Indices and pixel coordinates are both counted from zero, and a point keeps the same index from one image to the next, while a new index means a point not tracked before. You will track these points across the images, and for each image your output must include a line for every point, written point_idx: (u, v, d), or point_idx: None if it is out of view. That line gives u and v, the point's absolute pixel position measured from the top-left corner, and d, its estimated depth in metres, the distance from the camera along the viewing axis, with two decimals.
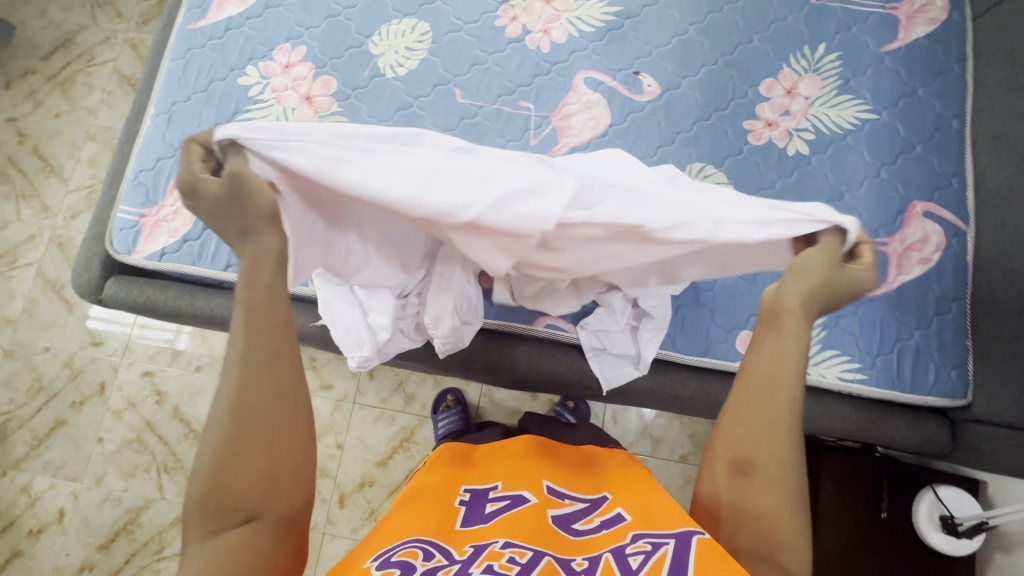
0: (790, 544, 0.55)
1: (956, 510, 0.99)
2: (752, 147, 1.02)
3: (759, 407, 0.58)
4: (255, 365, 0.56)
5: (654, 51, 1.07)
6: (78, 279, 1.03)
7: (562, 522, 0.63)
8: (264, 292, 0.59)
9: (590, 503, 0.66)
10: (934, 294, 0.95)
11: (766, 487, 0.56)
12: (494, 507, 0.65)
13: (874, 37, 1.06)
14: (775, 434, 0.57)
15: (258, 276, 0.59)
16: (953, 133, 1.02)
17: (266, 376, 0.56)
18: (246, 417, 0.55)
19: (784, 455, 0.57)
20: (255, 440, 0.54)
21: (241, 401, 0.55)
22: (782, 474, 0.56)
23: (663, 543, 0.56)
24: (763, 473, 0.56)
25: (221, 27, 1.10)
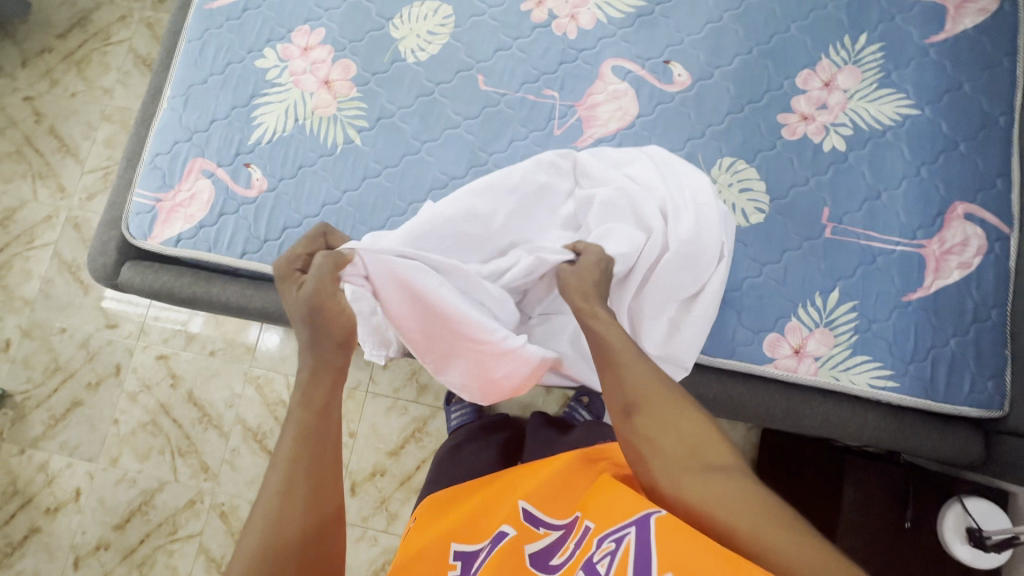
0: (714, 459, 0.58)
1: (984, 523, 0.95)
2: (785, 142, 0.97)
3: (613, 360, 0.65)
4: (306, 455, 0.57)
5: (686, 39, 1.02)
6: (94, 263, 1.02)
7: (538, 560, 0.62)
8: (324, 387, 0.61)
9: (565, 530, 0.65)
10: (973, 301, 0.91)
11: (656, 410, 0.61)
12: (483, 558, 0.65)
13: (920, 27, 1.01)
14: (638, 374, 0.63)
15: (328, 362, 0.63)
16: (999, 131, 0.97)
17: (316, 469, 0.57)
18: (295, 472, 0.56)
19: (657, 381, 0.63)
20: (292, 534, 0.54)
21: (287, 492, 0.55)
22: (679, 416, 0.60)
23: (625, 535, 0.55)
24: (647, 404, 0.61)
25: (239, 7, 1.07)
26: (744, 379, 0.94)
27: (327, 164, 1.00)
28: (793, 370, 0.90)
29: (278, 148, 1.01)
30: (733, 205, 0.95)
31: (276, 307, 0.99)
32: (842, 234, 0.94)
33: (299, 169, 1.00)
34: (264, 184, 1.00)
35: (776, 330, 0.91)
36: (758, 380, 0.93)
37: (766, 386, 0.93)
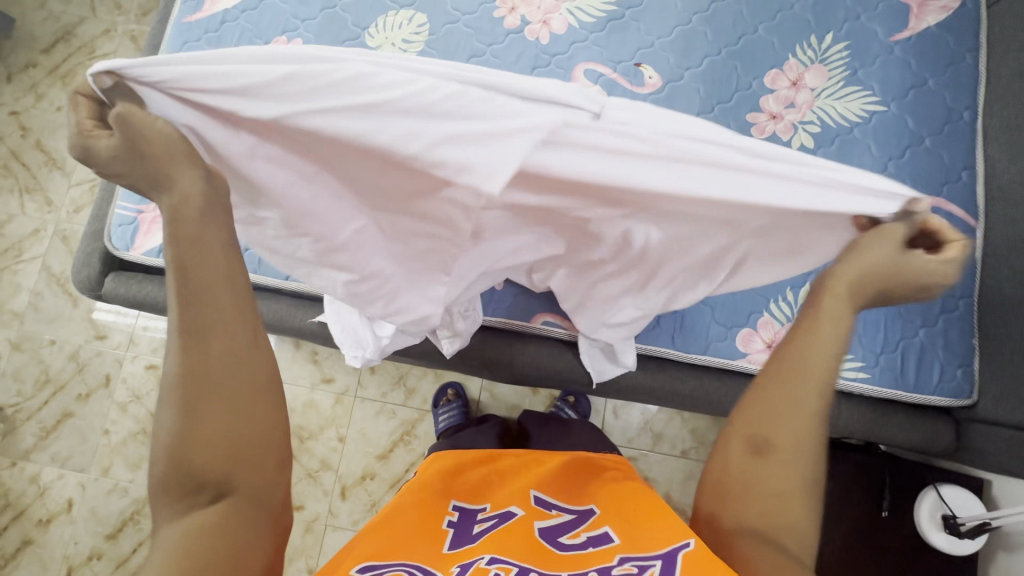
0: (799, 527, 0.52)
1: (959, 510, 0.98)
2: (755, 140, 0.99)
3: (786, 387, 0.54)
4: (209, 322, 0.49)
5: (656, 42, 1.04)
6: (78, 274, 1.04)
7: (548, 535, 0.64)
8: (199, 232, 0.49)
9: (577, 517, 0.68)
10: (940, 292, 0.93)
11: (781, 472, 0.52)
12: (482, 527, 0.66)
13: (884, 25, 1.03)
14: (798, 416, 0.53)
15: (186, 214, 0.49)
16: (964, 125, 0.99)
17: (220, 332, 0.50)
18: (194, 384, 0.48)
19: (805, 442, 0.53)
20: (215, 407, 0.49)
21: (194, 366, 0.49)
22: (796, 456, 0.52)
23: (650, 565, 0.56)
24: (780, 459, 0.52)
25: (217, 20, 1.08)
26: (720, 375, 0.95)
27: None
28: None
29: None
30: None
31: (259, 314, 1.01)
32: None
33: None
34: None
35: (749, 325, 0.93)
36: (733, 375, 0.95)
37: (741, 381, 0.95)
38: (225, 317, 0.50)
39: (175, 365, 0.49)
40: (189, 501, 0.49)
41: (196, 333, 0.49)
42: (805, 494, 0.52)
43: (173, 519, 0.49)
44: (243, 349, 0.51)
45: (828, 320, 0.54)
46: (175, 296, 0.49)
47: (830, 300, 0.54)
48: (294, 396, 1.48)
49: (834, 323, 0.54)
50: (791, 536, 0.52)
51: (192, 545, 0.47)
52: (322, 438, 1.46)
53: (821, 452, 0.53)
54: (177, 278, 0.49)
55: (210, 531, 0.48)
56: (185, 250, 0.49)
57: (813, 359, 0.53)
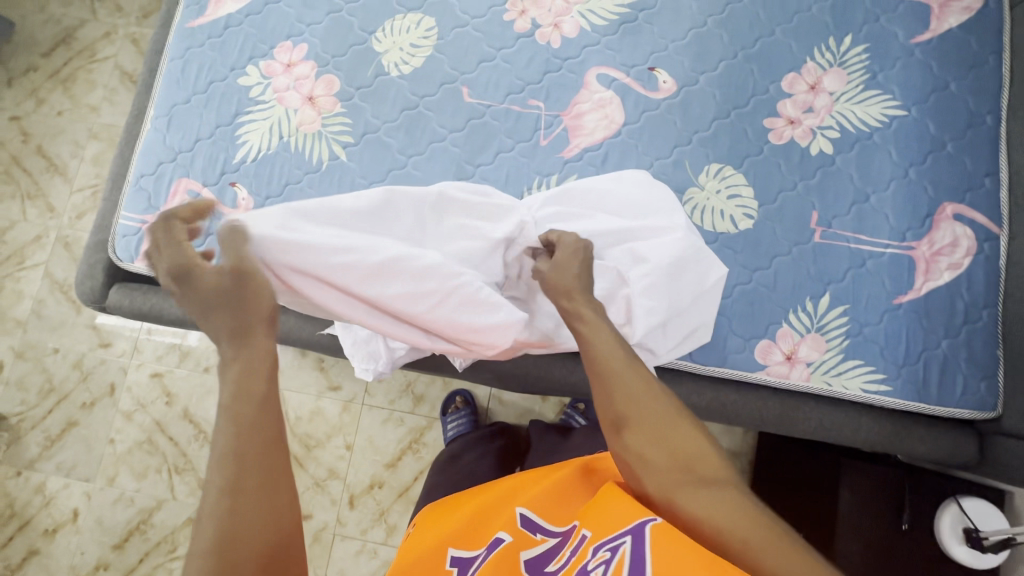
0: (698, 456, 0.57)
1: (981, 524, 0.96)
2: (772, 146, 0.97)
3: (600, 365, 0.62)
4: (248, 484, 0.50)
5: (670, 45, 1.02)
6: (81, 286, 1.02)
7: (535, 566, 0.61)
8: (258, 404, 0.53)
9: (561, 537, 0.64)
10: (963, 302, 0.90)
11: (645, 425, 0.58)
12: (477, 562, 0.64)
13: (904, 27, 1.00)
14: (622, 378, 0.61)
15: (253, 386, 0.54)
16: (986, 130, 0.97)
17: (259, 493, 0.50)
18: (228, 552, 0.47)
19: (645, 387, 0.60)
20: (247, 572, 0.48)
21: (231, 531, 0.48)
22: (651, 420, 0.59)
23: (621, 543, 0.54)
24: (636, 429, 0.58)
25: (220, 25, 1.06)
26: (737, 387, 0.93)
27: (313, 181, 0.99)
28: (785, 377, 0.90)
29: (263, 166, 1.00)
30: (722, 212, 0.95)
31: None
32: (831, 238, 0.94)
33: (286, 187, 1.00)
34: (250, 204, 0.99)
35: (768, 337, 0.91)
36: (751, 388, 0.93)
37: (759, 393, 0.92)
38: (272, 410, 0.54)
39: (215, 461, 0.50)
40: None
41: (247, 424, 0.52)
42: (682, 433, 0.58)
43: None
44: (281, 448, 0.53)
45: (584, 314, 0.68)
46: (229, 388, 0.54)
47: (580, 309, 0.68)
48: (300, 404, 1.46)
49: (597, 330, 0.65)
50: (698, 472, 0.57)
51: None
52: (330, 446, 1.44)
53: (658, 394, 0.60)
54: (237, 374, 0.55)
55: None
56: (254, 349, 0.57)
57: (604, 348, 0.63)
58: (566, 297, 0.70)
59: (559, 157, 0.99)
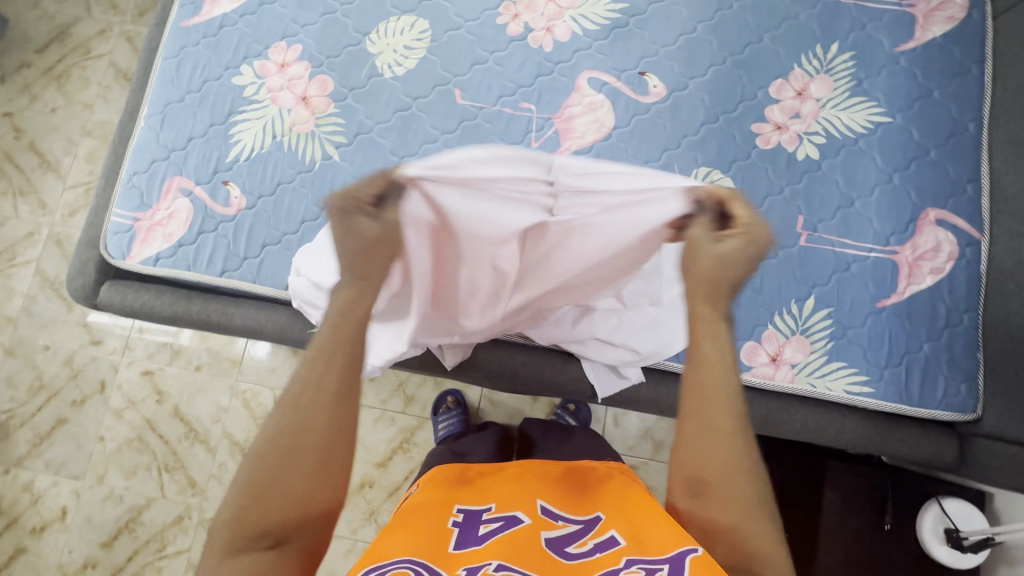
0: (762, 547, 0.55)
1: (962, 524, 0.98)
2: (760, 151, 0.99)
3: (694, 419, 0.59)
4: (325, 395, 0.55)
5: (660, 50, 1.03)
6: (73, 283, 1.02)
7: (554, 545, 0.63)
8: (354, 326, 0.58)
9: (584, 525, 0.66)
10: (945, 306, 0.92)
11: (719, 500, 0.57)
12: (488, 529, 0.65)
13: (890, 36, 1.02)
14: (715, 443, 0.57)
15: (355, 310, 0.59)
16: (969, 137, 0.99)
17: (333, 408, 0.56)
18: (294, 441, 0.54)
19: (733, 462, 0.57)
20: (306, 462, 0.54)
21: (302, 424, 0.54)
22: (733, 485, 0.56)
23: (657, 569, 0.55)
24: (715, 489, 0.57)
25: (215, 24, 1.07)
26: None
27: (306, 180, 1.00)
28: (770, 378, 0.91)
29: (256, 165, 1.01)
30: None
31: (257, 324, 0.99)
32: (816, 242, 0.95)
33: (278, 185, 1.00)
34: (243, 202, 1.00)
35: (753, 339, 0.92)
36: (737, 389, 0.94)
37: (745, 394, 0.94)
38: (351, 391, 0.57)
39: (284, 419, 0.54)
40: (248, 542, 0.52)
41: (334, 346, 0.57)
42: (753, 515, 0.56)
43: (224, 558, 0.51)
44: (349, 426, 0.56)
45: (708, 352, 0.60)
46: (313, 360, 0.56)
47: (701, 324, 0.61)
48: None
49: (714, 339, 0.60)
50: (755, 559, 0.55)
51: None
52: None
53: (753, 465, 0.57)
54: (320, 346, 0.57)
55: None
56: (347, 327, 0.58)
57: (711, 379, 0.59)
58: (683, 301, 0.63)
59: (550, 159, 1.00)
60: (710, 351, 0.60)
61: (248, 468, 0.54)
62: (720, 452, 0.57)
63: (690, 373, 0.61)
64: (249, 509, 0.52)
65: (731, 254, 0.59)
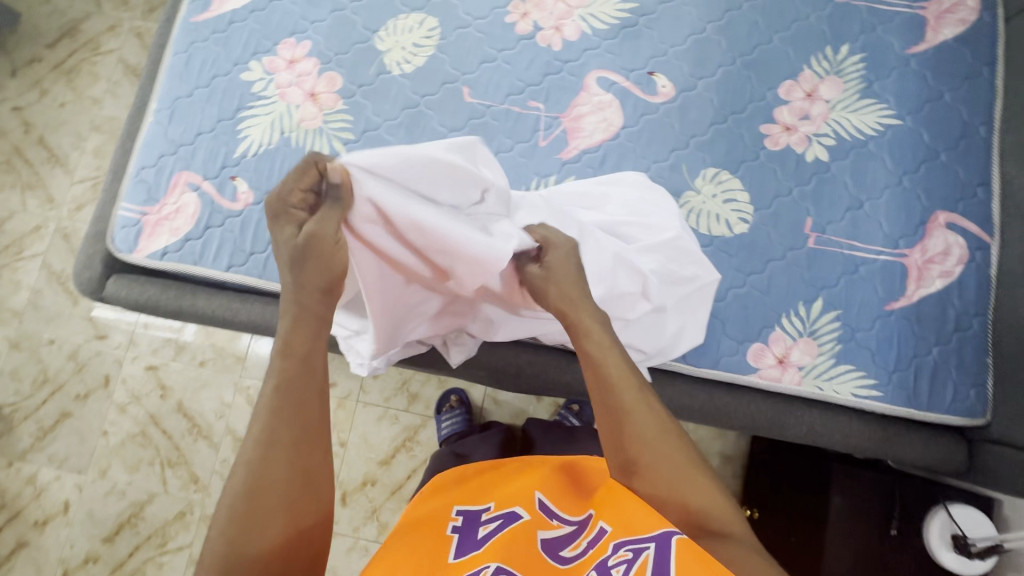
0: (701, 499, 0.59)
1: (970, 531, 0.97)
2: (769, 152, 0.98)
3: (606, 409, 0.64)
4: (282, 446, 0.56)
5: (669, 50, 1.03)
6: (79, 276, 1.02)
7: (550, 549, 0.63)
8: (300, 363, 0.60)
9: (579, 525, 0.65)
10: (954, 309, 0.91)
11: (652, 473, 0.60)
12: (487, 530, 0.65)
13: (900, 38, 1.02)
14: (628, 425, 0.62)
15: (304, 325, 0.62)
16: (980, 140, 0.98)
17: (293, 455, 0.56)
18: (257, 496, 0.54)
19: (653, 436, 0.61)
20: (273, 514, 0.54)
21: (260, 479, 0.54)
22: (656, 451, 0.61)
23: (644, 548, 0.54)
24: (643, 461, 0.61)
25: (225, 20, 1.07)
26: (730, 389, 0.94)
27: None
28: (777, 380, 0.90)
29: (264, 160, 1.01)
30: (718, 215, 0.96)
31: (262, 319, 0.99)
32: (825, 244, 0.95)
33: (286, 181, 1.00)
34: (250, 197, 1.00)
35: (760, 340, 0.91)
36: (744, 390, 0.94)
37: (752, 396, 0.93)
38: (307, 430, 0.58)
39: (241, 479, 0.54)
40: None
41: (287, 392, 0.58)
42: (684, 472, 0.60)
43: None
44: (314, 468, 0.57)
45: (593, 344, 0.66)
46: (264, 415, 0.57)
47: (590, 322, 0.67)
48: None
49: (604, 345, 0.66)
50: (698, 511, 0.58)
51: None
52: None
53: (669, 425, 0.62)
54: (269, 399, 0.58)
55: None
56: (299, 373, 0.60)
57: (601, 368, 0.65)
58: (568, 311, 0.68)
59: (558, 158, 0.99)
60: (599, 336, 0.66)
61: (213, 541, 0.53)
62: (637, 425, 0.62)
63: (589, 365, 0.66)
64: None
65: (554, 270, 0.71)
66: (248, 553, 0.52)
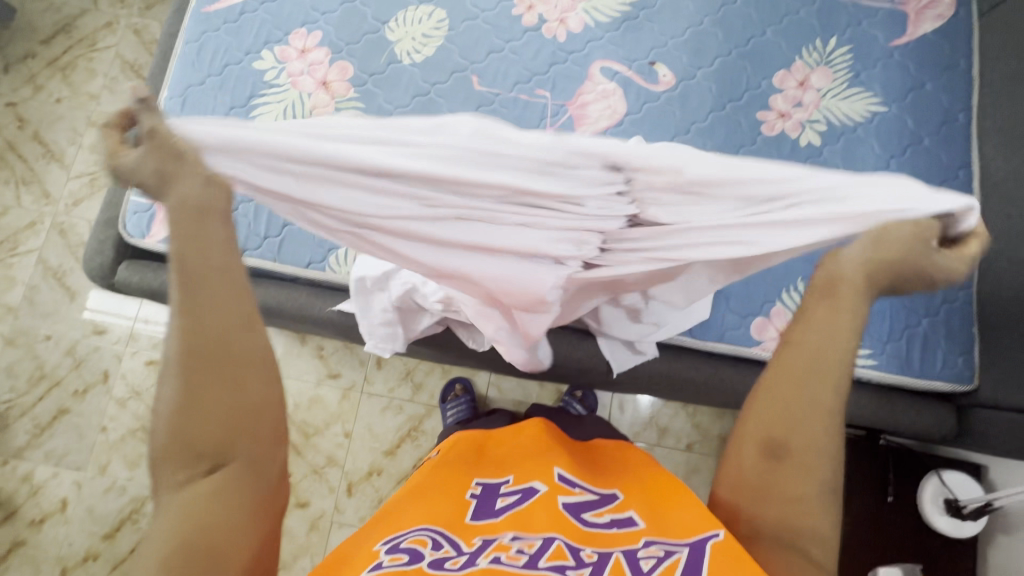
0: (813, 531, 0.53)
1: (960, 493, 1.01)
2: (765, 138, 1.03)
3: (798, 383, 0.55)
4: (204, 310, 0.50)
5: (669, 42, 1.08)
6: (91, 263, 1.02)
7: (572, 511, 0.60)
8: (219, 245, 0.51)
9: (601, 497, 0.63)
10: (941, 283, 0.97)
11: (797, 477, 0.54)
12: (504, 502, 0.62)
13: (884, 31, 1.08)
14: (809, 414, 0.54)
15: (207, 225, 0.50)
16: (960, 126, 1.04)
17: (218, 321, 0.51)
18: (203, 361, 0.50)
19: (829, 445, 0.54)
20: (213, 386, 0.50)
21: (192, 347, 0.50)
22: (816, 460, 0.54)
23: (676, 551, 0.54)
24: (797, 454, 0.54)
25: (236, 10, 1.09)
26: (732, 362, 0.98)
27: None
28: None
29: None
30: None
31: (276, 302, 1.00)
32: None
33: None
34: None
35: (762, 314, 0.96)
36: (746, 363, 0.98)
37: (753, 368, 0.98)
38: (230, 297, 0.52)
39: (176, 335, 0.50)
40: (188, 472, 0.51)
41: (197, 249, 0.50)
42: (823, 501, 0.54)
43: (175, 486, 0.50)
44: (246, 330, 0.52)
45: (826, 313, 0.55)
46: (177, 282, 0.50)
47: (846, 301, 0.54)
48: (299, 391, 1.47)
49: (840, 314, 0.54)
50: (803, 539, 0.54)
51: (197, 516, 0.49)
52: (330, 433, 1.45)
53: (840, 454, 0.55)
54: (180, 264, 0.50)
55: (213, 501, 0.50)
56: (184, 247, 0.50)
57: (830, 344, 0.54)
58: (841, 283, 0.54)
59: None
60: (845, 318, 0.54)
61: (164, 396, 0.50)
62: (812, 414, 0.54)
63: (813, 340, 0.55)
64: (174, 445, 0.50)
65: (941, 267, 0.51)
66: (195, 419, 0.50)
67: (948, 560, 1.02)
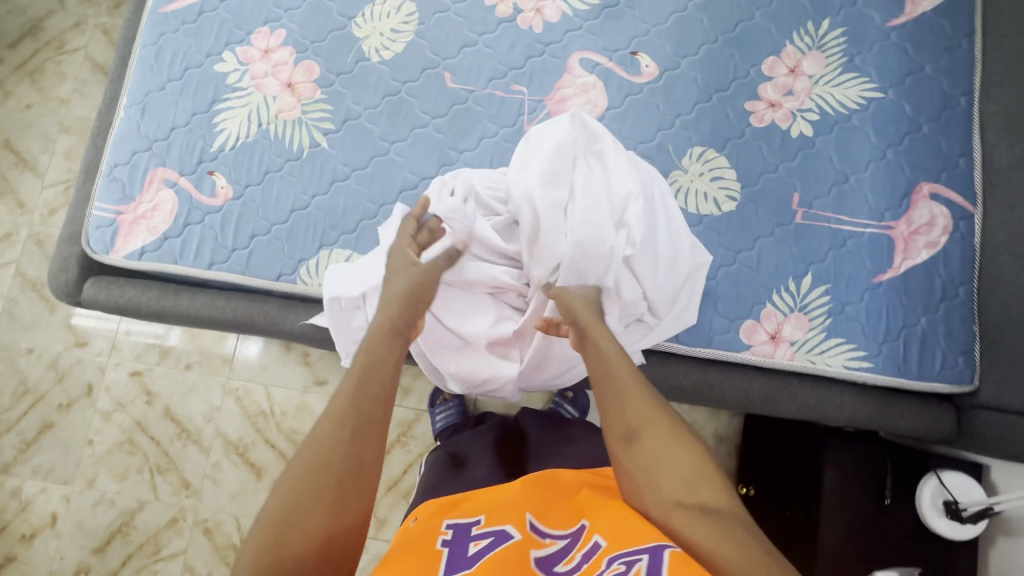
0: (700, 470, 0.60)
1: (961, 496, 0.98)
2: (754, 129, 0.98)
3: (609, 384, 0.67)
4: (347, 432, 0.59)
5: (652, 30, 1.02)
6: (55, 281, 0.98)
7: (544, 563, 0.59)
8: (382, 385, 0.65)
9: (571, 537, 0.62)
10: (941, 279, 0.92)
11: (658, 436, 0.62)
12: (477, 547, 0.61)
13: (880, 10, 1.02)
14: (629, 395, 0.66)
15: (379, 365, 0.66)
16: (961, 111, 0.99)
17: (350, 447, 0.59)
18: (322, 475, 0.56)
19: (653, 405, 0.65)
20: (323, 504, 0.55)
21: (324, 461, 0.57)
22: (656, 419, 0.64)
23: (637, 560, 0.53)
24: (644, 426, 0.63)
25: (195, 10, 1.03)
26: (723, 367, 0.94)
27: (294, 169, 0.98)
28: (770, 356, 0.91)
29: (242, 154, 0.98)
30: (706, 194, 0.96)
31: (248, 317, 0.97)
32: (812, 219, 0.95)
33: (266, 174, 0.98)
34: (229, 192, 0.97)
35: (751, 317, 0.92)
36: (736, 367, 0.94)
37: (745, 372, 0.94)
38: (368, 426, 0.61)
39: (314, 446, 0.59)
40: None
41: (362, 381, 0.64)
42: (687, 443, 0.62)
43: None
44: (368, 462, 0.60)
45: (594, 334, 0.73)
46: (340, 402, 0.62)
47: (596, 333, 0.73)
48: (286, 399, 1.44)
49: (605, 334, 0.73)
50: (701, 485, 0.59)
51: None
52: None
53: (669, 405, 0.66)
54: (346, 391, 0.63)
55: None
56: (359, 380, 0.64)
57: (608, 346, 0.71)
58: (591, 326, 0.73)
59: None
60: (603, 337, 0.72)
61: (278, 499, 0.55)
62: (632, 391, 0.66)
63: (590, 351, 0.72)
64: (266, 552, 0.52)
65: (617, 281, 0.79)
66: (294, 531, 0.53)
67: (947, 564, 0.99)
